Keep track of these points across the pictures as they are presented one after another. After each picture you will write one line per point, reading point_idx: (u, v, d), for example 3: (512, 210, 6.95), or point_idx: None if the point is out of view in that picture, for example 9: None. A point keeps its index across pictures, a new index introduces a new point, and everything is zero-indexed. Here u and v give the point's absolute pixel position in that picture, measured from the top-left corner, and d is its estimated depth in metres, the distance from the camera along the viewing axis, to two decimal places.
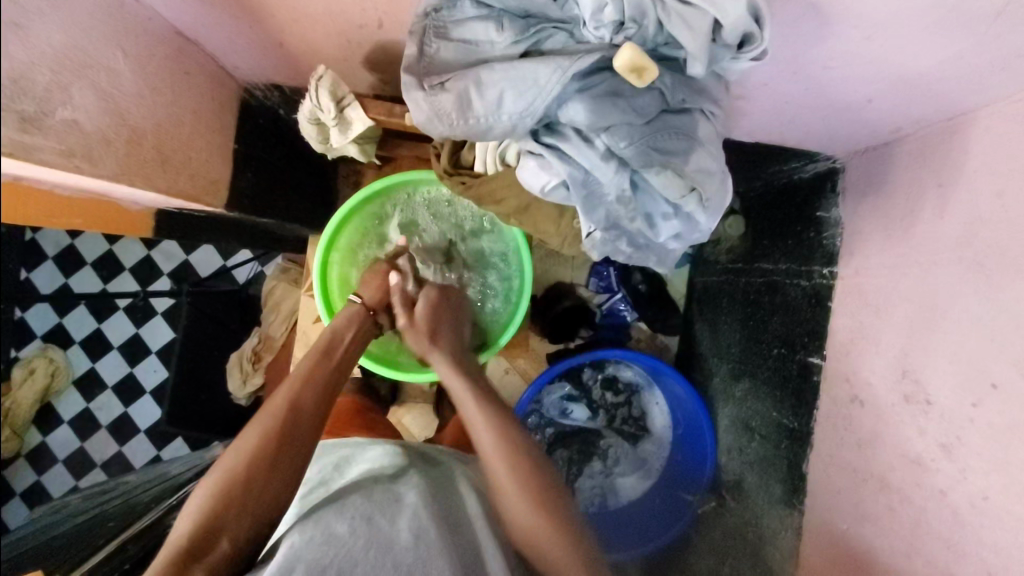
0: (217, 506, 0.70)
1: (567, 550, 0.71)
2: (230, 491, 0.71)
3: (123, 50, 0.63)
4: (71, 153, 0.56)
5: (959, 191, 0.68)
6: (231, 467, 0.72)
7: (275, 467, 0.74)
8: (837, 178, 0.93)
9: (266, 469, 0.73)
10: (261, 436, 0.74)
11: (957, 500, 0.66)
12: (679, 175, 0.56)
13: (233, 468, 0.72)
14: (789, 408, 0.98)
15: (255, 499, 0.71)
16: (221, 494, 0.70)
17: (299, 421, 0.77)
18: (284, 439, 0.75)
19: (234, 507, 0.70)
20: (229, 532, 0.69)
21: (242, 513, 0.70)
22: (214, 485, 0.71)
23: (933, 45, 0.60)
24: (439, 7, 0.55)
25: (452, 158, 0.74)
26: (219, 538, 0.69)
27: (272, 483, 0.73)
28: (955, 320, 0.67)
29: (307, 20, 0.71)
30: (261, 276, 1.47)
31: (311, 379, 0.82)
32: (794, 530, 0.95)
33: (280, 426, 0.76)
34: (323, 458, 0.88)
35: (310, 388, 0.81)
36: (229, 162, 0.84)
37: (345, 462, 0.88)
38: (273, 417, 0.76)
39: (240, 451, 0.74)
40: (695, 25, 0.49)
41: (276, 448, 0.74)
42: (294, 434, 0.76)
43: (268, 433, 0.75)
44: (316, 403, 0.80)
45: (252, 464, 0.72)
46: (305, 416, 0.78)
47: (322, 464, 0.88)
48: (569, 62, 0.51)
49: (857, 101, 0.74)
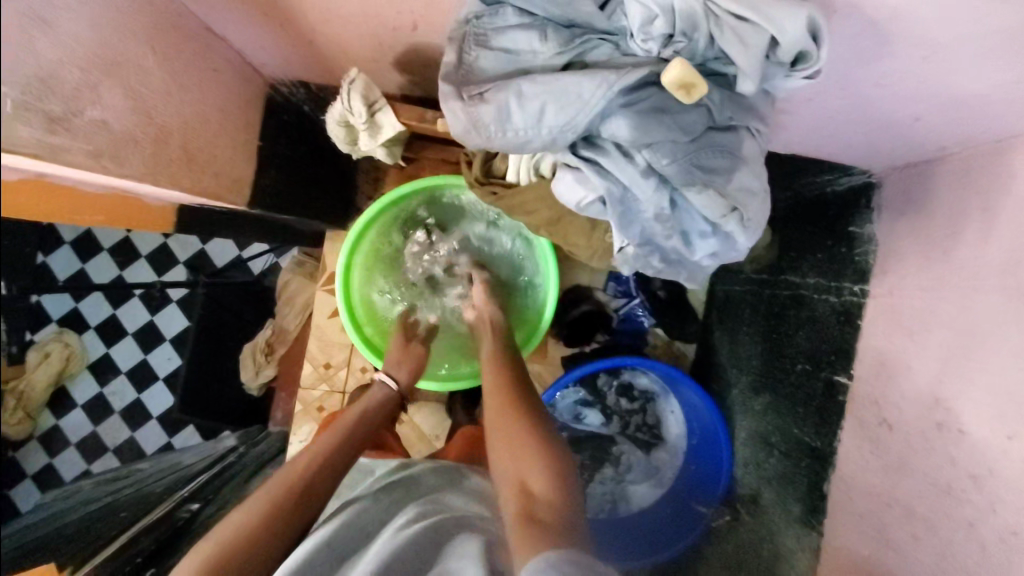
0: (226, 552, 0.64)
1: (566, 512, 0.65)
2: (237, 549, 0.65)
3: (152, 48, 0.61)
4: (98, 153, 0.55)
5: (1005, 217, 0.66)
6: (241, 527, 0.67)
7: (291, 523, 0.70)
8: (873, 194, 0.90)
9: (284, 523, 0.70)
10: (277, 493, 0.72)
11: (986, 535, 0.64)
12: (722, 195, 0.54)
13: (240, 526, 0.67)
14: (811, 427, 0.96)
15: (264, 549, 0.67)
16: (232, 541, 0.65)
17: (318, 488, 0.75)
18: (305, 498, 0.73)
19: (243, 554, 0.65)
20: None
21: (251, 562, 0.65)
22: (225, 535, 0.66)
23: (990, 67, 0.58)
24: (480, 14, 0.53)
25: (484, 167, 0.74)
26: None
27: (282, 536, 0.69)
28: (995, 350, 0.65)
29: (339, 20, 0.69)
30: (277, 267, 1.46)
31: (330, 448, 0.80)
32: (811, 550, 0.94)
33: (295, 493, 0.73)
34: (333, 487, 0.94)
35: (334, 454, 0.80)
36: (254, 160, 0.83)
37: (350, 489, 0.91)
38: (296, 476, 0.74)
39: (250, 511, 0.69)
40: (750, 42, 0.47)
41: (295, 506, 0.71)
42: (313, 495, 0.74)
43: (283, 494, 0.72)
44: (337, 471, 0.79)
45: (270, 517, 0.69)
46: (325, 481, 0.76)
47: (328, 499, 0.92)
48: (616, 76, 0.49)
49: (902, 118, 0.72)
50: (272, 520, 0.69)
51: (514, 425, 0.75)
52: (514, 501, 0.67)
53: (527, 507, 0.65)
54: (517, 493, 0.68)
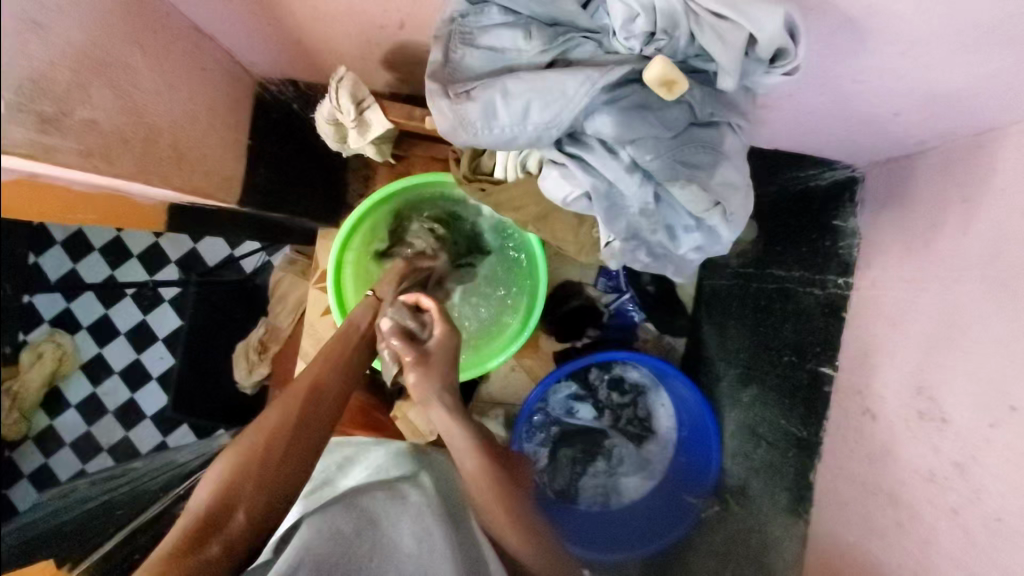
0: (238, 477, 0.72)
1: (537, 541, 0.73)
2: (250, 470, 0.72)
3: (141, 48, 0.62)
4: (90, 153, 0.55)
5: (984, 209, 0.67)
6: (253, 445, 0.73)
7: (296, 439, 0.75)
8: (857, 189, 0.92)
9: (288, 438, 0.75)
10: (283, 412, 0.76)
11: (969, 520, 0.66)
12: (704, 190, 0.55)
13: (252, 447, 0.73)
14: (798, 417, 0.98)
15: (273, 468, 0.73)
16: (243, 466, 0.72)
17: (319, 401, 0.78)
18: (305, 413, 0.77)
19: (253, 478, 0.72)
20: (245, 503, 0.71)
21: (260, 484, 0.72)
22: (237, 456, 0.73)
23: (967, 63, 0.59)
24: (465, 12, 0.54)
25: (472, 164, 0.75)
26: (236, 509, 0.70)
27: (286, 465, 0.74)
28: (975, 339, 0.66)
29: (327, 18, 0.69)
30: (269, 265, 1.49)
31: (331, 362, 0.81)
32: (798, 538, 0.97)
33: (300, 411, 0.76)
34: (329, 456, 0.91)
35: (332, 368, 0.81)
36: (243, 158, 0.84)
37: (347, 465, 0.90)
38: (297, 394, 0.78)
39: (259, 430, 0.75)
40: (729, 39, 0.48)
41: (297, 422, 0.76)
42: (314, 411, 0.78)
43: (288, 414, 0.76)
44: (338, 384, 0.81)
45: (274, 435, 0.74)
46: (326, 395, 0.79)
47: (324, 464, 0.90)
48: (599, 74, 0.50)
49: (884, 113, 0.73)
50: (280, 438, 0.74)
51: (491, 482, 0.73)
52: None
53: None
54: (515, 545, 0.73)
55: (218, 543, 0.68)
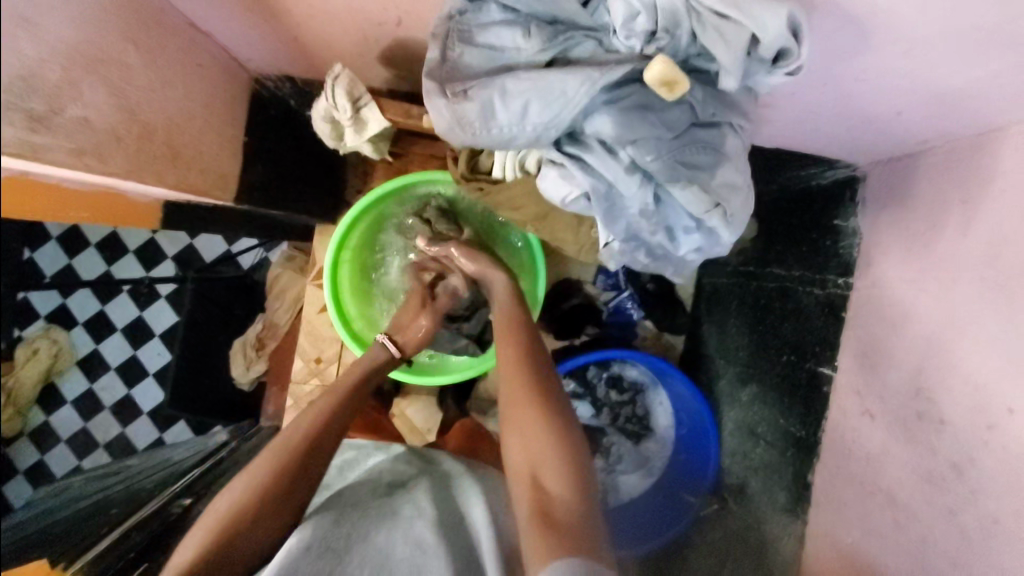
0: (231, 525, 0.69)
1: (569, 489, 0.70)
2: (255, 506, 0.71)
3: (134, 44, 0.61)
4: (81, 151, 0.54)
5: (985, 210, 0.67)
6: (259, 480, 0.72)
7: (294, 489, 0.74)
8: (857, 188, 0.91)
9: (286, 489, 0.74)
10: (295, 447, 0.76)
11: (966, 522, 0.65)
12: (705, 191, 0.54)
13: (262, 482, 0.72)
14: (797, 417, 0.97)
15: (270, 518, 0.71)
16: (239, 512, 0.70)
17: (320, 447, 0.78)
18: (306, 461, 0.76)
19: (247, 528, 0.70)
20: (240, 555, 0.69)
21: (255, 533, 0.70)
22: (233, 504, 0.71)
23: (971, 63, 0.58)
24: (464, 10, 0.53)
25: (470, 163, 0.73)
26: (232, 561, 0.68)
27: (283, 512, 0.73)
28: (975, 342, 0.66)
29: (323, 15, 0.68)
30: (266, 262, 1.45)
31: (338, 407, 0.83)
32: (796, 537, 0.96)
33: (304, 448, 0.77)
34: (329, 459, 0.92)
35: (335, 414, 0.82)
36: (240, 155, 0.83)
37: (348, 468, 0.90)
38: (297, 439, 0.77)
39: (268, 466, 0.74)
40: (731, 39, 0.47)
41: (299, 470, 0.75)
42: (315, 458, 0.77)
43: (298, 449, 0.76)
44: (339, 430, 0.81)
45: (274, 481, 0.73)
46: (327, 440, 0.79)
47: (326, 469, 0.90)
48: (599, 73, 0.49)
49: (886, 112, 0.72)
50: (281, 484, 0.73)
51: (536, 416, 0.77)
52: (528, 505, 0.70)
53: (538, 502, 0.69)
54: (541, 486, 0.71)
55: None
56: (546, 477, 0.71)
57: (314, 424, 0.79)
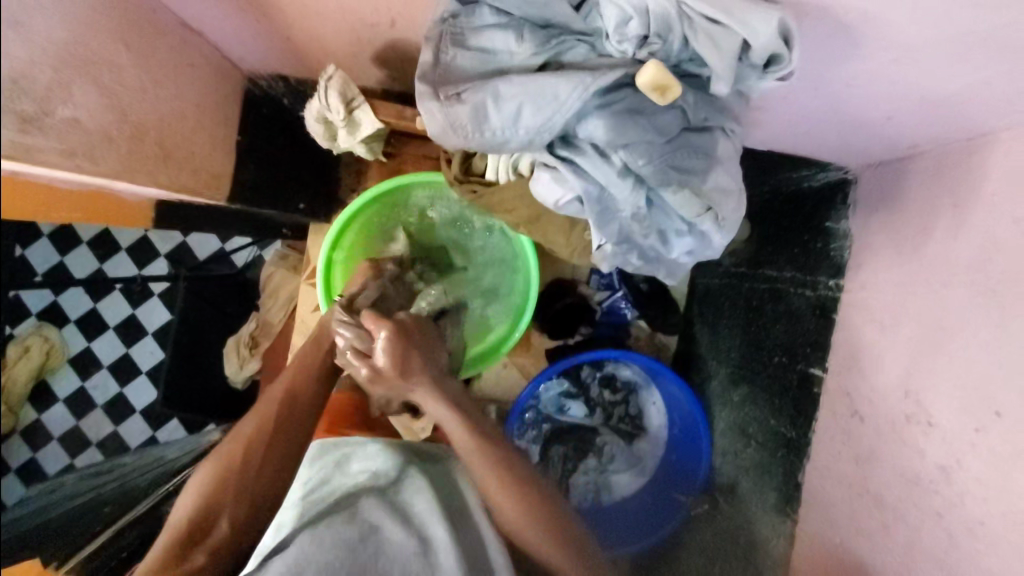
0: (216, 488, 0.75)
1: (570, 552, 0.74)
2: (228, 481, 0.76)
3: (126, 44, 0.60)
4: (72, 152, 0.54)
5: (974, 215, 0.67)
6: (230, 457, 0.77)
7: (272, 448, 0.79)
8: (849, 191, 0.91)
9: (265, 449, 0.78)
10: (258, 423, 0.79)
11: (953, 523, 0.66)
12: (696, 195, 0.55)
13: (232, 457, 0.77)
14: (787, 417, 0.98)
15: (250, 480, 0.77)
16: (219, 477, 0.76)
17: (293, 409, 0.82)
18: (280, 426, 0.80)
19: (231, 487, 0.76)
20: (226, 513, 0.75)
21: (239, 492, 0.76)
22: (212, 469, 0.76)
23: (962, 70, 0.59)
24: (456, 13, 0.53)
25: (463, 164, 0.74)
26: (219, 518, 0.75)
27: (263, 472, 0.78)
28: (963, 346, 0.67)
29: (316, 16, 0.68)
30: (260, 260, 1.46)
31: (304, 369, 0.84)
32: (785, 538, 0.97)
33: (277, 411, 0.80)
34: (323, 456, 0.87)
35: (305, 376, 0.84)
36: (230, 153, 0.82)
37: (344, 463, 0.86)
38: (270, 406, 0.81)
39: (237, 441, 0.78)
40: (723, 45, 0.47)
41: (273, 433, 0.79)
42: (289, 419, 0.81)
43: (262, 426, 0.79)
44: (313, 393, 0.84)
45: (251, 445, 0.78)
46: (299, 405, 0.82)
47: (321, 464, 0.86)
48: (591, 78, 0.49)
49: (876, 117, 0.72)
50: (257, 446, 0.78)
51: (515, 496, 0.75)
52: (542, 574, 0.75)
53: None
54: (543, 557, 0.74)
55: (202, 549, 0.73)
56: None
57: (280, 400, 0.81)
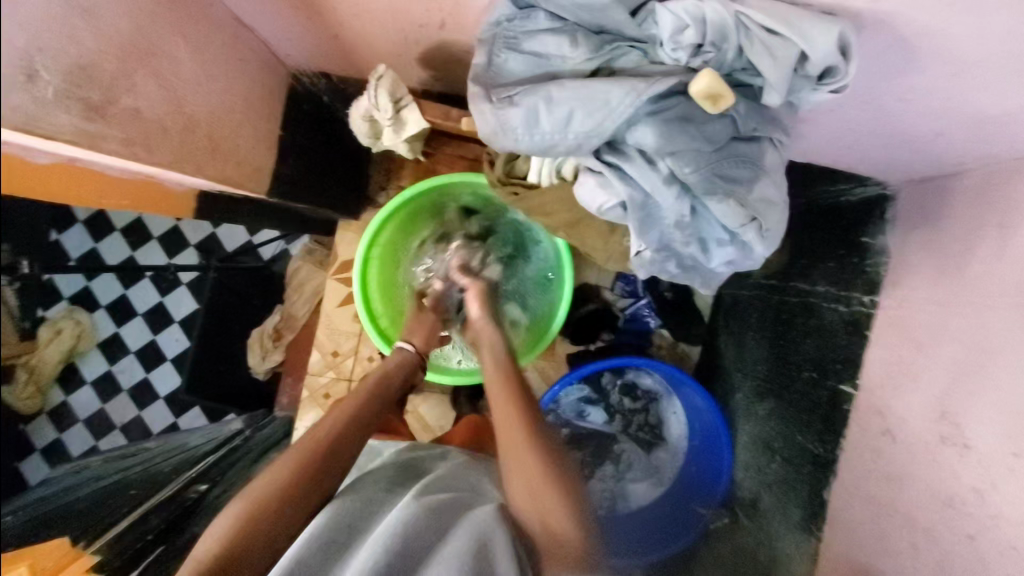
0: (245, 530, 0.68)
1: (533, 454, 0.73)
2: (259, 521, 0.69)
3: (184, 38, 0.62)
4: (132, 142, 0.56)
5: (1019, 235, 0.66)
6: (264, 495, 0.70)
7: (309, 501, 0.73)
8: (887, 207, 0.91)
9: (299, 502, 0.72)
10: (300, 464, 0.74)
11: (985, 547, 0.65)
12: (742, 205, 0.54)
13: (267, 498, 0.70)
14: (815, 434, 0.97)
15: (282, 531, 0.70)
16: (249, 520, 0.69)
17: (333, 462, 0.76)
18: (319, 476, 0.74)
19: (262, 537, 0.68)
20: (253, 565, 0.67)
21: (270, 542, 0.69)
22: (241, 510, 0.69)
23: (1017, 89, 0.58)
24: (511, 16, 0.53)
25: (506, 167, 0.75)
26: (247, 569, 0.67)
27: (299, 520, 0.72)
28: (1003, 368, 0.65)
29: (367, 15, 0.69)
30: (286, 253, 1.50)
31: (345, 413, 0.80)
32: (807, 555, 0.95)
33: (320, 456, 0.75)
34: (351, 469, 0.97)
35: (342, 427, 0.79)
36: (274, 149, 0.84)
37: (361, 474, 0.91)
38: (312, 451, 0.75)
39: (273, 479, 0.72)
40: (779, 55, 0.47)
41: (310, 483, 0.73)
42: (326, 470, 0.75)
43: (305, 466, 0.74)
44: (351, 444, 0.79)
45: (290, 488, 0.72)
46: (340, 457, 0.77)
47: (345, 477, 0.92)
48: (644, 85, 0.49)
49: (924, 133, 0.71)
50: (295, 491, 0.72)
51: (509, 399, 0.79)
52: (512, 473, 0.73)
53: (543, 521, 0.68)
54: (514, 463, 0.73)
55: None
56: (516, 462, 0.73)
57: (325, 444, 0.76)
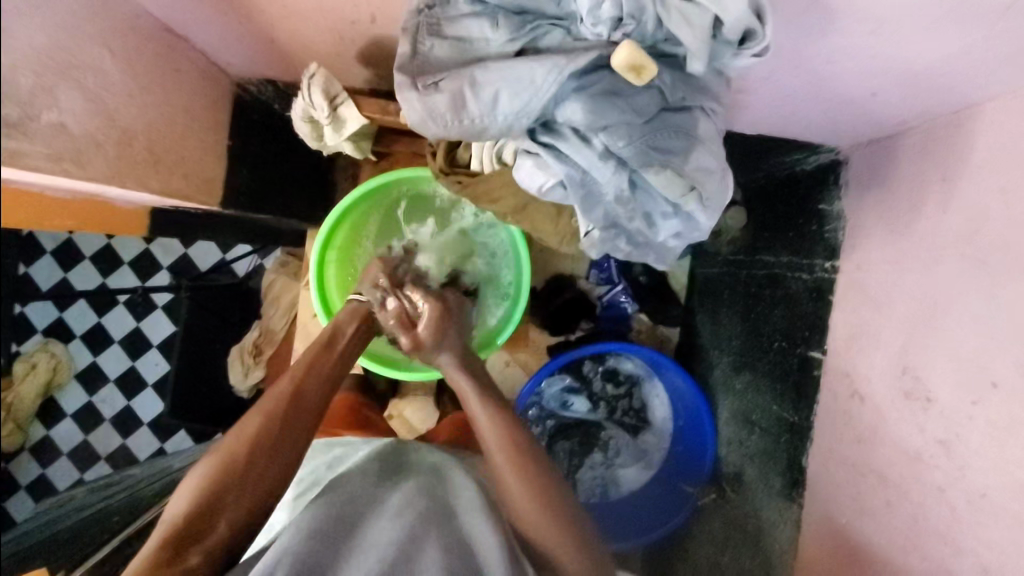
0: (214, 487, 0.69)
1: (532, 487, 0.74)
2: (231, 471, 0.70)
3: (110, 50, 0.61)
4: (59, 157, 0.55)
5: (961, 186, 0.67)
6: (232, 449, 0.71)
7: (276, 451, 0.73)
8: (840, 171, 0.92)
9: (267, 454, 0.72)
10: (266, 417, 0.74)
11: (954, 497, 0.65)
12: (679, 175, 0.55)
13: (236, 452, 0.71)
14: (789, 402, 0.97)
15: (254, 484, 0.70)
16: (217, 476, 0.69)
17: (297, 410, 0.77)
18: (286, 427, 0.75)
19: (233, 489, 0.69)
20: (225, 516, 0.68)
21: (242, 495, 0.70)
22: (212, 464, 0.70)
23: (939, 40, 0.59)
24: (431, 3, 0.54)
25: (448, 156, 0.75)
26: (217, 521, 0.68)
27: (268, 475, 0.72)
28: (956, 317, 0.66)
29: (297, 16, 0.69)
30: (262, 268, 1.48)
31: (314, 367, 0.81)
32: (791, 523, 0.95)
33: (284, 406, 0.76)
34: (319, 457, 0.91)
35: (314, 376, 0.80)
36: (223, 160, 0.84)
37: (338, 463, 0.89)
38: (275, 401, 0.76)
39: (243, 434, 0.73)
40: (695, 22, 0.48)
41: (275, 437, 0.73)
42: (293, 424, 0.75)
43: (269, 422, 0.74)
44: (320, 392, 0.80)
45: (256, 439, 0.72)
46: (305, 405, 0.78)
47: (314, 464, 0.90)
48: (565, 61, 0.50)
49: (860, 94, 0.73)
50: (260, 443, 0.72)
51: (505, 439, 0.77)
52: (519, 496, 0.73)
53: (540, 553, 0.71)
54: (518, 498, 0.73)
55: (199, 551, 0.65)
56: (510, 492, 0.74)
57: (290, 399, 0.77)
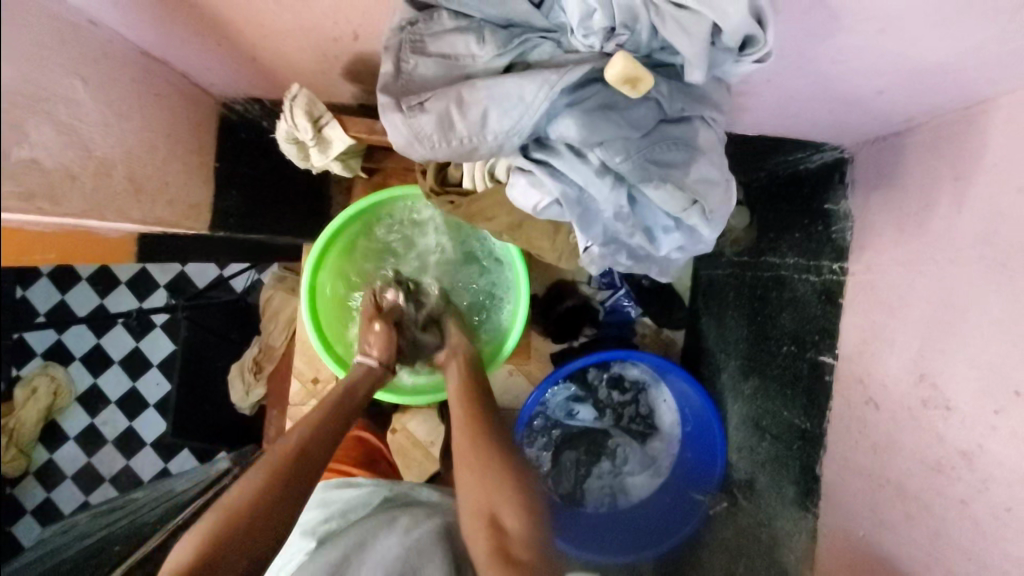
0: (218, 535, 0.67)
1: (491, 480, 0.78)
2: (235, 520, 0.68)
3: (82, 78, 0.59)
4: (32, 195, 0.53)
5: (975, 185, 0.65)
6: (231, 506, 0.70)
7: (278, 507, 0.72)
8: (846, 169, 0.89)
9: (268, 508, 0.71)
10: (270, 471, 0.74)
11: (978, 511, 0.63)
12: (680, 189, 0.52)
13: (239, 502, 0.70)
14: (801, 409, 0.94)
15: (254, 534, 0.69)
16: (219, 528, 0.67)
17: (303, 463, 0.77)
18: (291, 480, 0.75)
19: (235, 539, 0.67)
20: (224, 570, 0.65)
21: (242, 547, 0.67)
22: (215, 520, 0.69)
23: (947, 37, 0.57)
24: (414, 20, 0.52)
25: (438, 175, 0.73)
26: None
27: (271, 528, 0.70)
28: (973, 324, 0.64)
29: (278, 34, 0.67)
30: (259, 284, 1.46)
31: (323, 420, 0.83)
32: (807, 533, 0.93)
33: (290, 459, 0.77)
34: (327, 505, 0.87)
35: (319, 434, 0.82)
36: (209, 182, 0.82)
37: (344, 508, 0.87)
38: (281, 456, 0.77)
39: (247, 489, 0.72)
40: (691, 30, 0.46)
41: (278, 494, 0.73)
42: (298, 477, 0.76)
43: (274, 476, 0.74)
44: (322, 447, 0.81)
45: (261, 490, 0.72)
46: (310, 458, 0.78)
47: (325, 514, 0.86)
48: (557, 76, 0.48)
49: (866, 92, 0.70)
50: (263, 499, 0.71)
51: (474, 438, 0.83)
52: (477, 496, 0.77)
53: (498, 542, 0.72)
54: (478, 495, 0.77)
55: None
56: (470, 485, 0.79)
57: (293, 452, 0.77)
